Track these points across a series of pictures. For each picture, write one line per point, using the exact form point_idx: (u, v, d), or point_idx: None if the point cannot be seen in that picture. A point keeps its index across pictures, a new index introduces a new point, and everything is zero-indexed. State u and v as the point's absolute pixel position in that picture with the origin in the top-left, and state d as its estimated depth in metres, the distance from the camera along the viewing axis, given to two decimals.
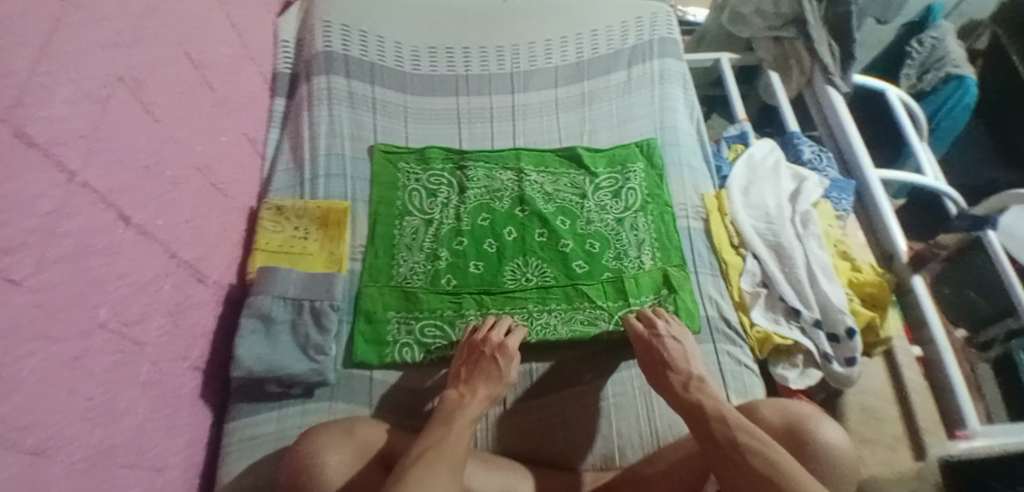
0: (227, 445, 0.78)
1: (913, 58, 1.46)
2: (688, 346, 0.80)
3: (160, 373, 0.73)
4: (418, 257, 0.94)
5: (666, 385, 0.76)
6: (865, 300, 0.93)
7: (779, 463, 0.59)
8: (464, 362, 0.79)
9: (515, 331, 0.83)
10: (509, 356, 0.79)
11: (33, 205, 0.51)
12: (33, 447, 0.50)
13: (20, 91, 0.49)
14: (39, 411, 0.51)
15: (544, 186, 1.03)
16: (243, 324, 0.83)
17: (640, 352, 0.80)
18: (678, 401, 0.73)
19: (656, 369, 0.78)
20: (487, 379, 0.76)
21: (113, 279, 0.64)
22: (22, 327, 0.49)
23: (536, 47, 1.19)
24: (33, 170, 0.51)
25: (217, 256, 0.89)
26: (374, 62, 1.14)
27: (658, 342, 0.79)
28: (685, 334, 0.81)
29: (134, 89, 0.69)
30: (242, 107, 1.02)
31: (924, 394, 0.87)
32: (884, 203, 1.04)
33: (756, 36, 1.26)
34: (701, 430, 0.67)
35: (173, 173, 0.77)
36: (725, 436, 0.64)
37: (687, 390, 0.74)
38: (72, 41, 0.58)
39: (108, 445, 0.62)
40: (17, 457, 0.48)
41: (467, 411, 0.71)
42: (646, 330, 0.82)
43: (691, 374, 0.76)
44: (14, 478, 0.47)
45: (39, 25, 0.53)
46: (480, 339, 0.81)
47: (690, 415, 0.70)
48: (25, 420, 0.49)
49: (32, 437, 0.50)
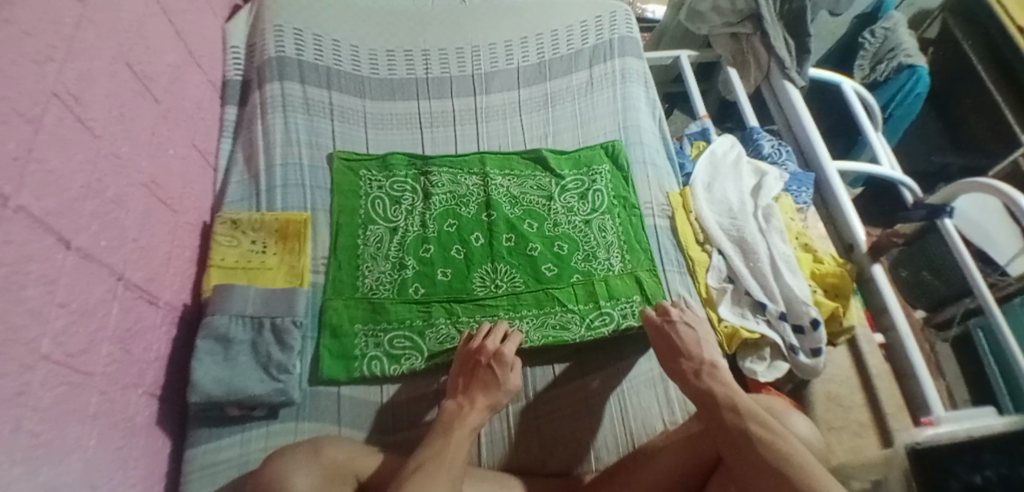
0: (187, 472, 0.74)
1: (866, 49, 1.52)
2: (701, 332, 0.80)
3: (112, 402, 0.69)
4: (383, 267, 0.91)
5: (677, 371, 0.76)
6: (828, 291, 0.96)
7: (792, 456, 0.56)
8: (461, 373, 0.78)
9: (511, 337, 0.81)
10: (506, 363, 0.77)
11: None
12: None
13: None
14: None
15: (510, 190, 1.01)
16: (198, 346, 0.79)
17: (654, 337, 0.81)
18: (689, 387, 0.73)
19: (668, 354, 0.78)
20: (486, 387, 0.75)
21: (55, 308, 0.60)
22: None
23: (496, 49, 1.17)
24: None
25: (168, 276, 0.84)
26: (329, 66, 1.11)
27: (672, 328, 0.80)
28: (699, 319, 0.81)
29: (72, 105, 0.65)
30: (190, 118, 0.97)
31: (887, 379, 0.91)
32: (842, 195, 1.07)
33: (714, 33, 1.28)
34: (712, 418, 0.66)
35: (116, 190, 0.73)
36: (735, 424, 0.63)
37: (698, 377, 0.73)
38: (3, 57, 0.54)
39: (55, 484, 0.58)
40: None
41: (468, 421, 0.70)
42: (660, 317, 0.82)
43: (705, 360, 0.75)
44: None
45: None
46: (476, 348, 0.79)
47: (701, 401, 0.69)
48: None
49: None
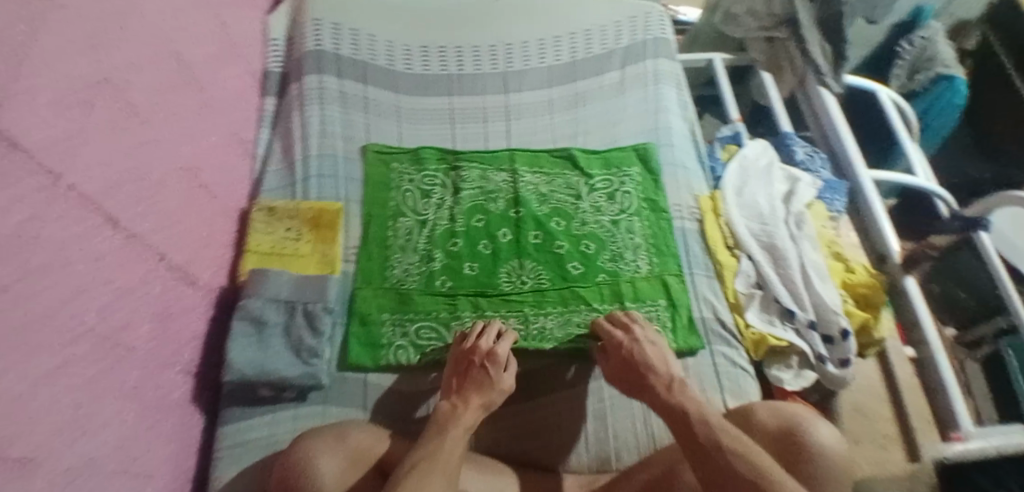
0: (219, 449, 0.76)
1: (904, 58, 1.47)
2: (665, 349, 0.78)
3: (150, 378, 0.72)
4: (412, 259, 0.93)
5: (645, 387, 0.73)
6: (858, 301, 0.95)
7: (765, 469, 0.58)
8: (454, 374, 0.77)
9: (504, 337, 0.81)
10: (499, 362, 0.76)
11: (13, 211, 0.49)
12: (21, 457, 0.49)
13: (4, 92, 0.48)
14: (24, 425, 0.50)
15: (538, 188, 1.02)
16: (235, 326, 0.82)
17: (615, 360, 0.78)
18: (661, 403, 0.70)
19: (634, 371, 0.75)
20: (478, 387, 0.74)
21: (100, 284, 0.62)
22: (5, 339, 0.48)
23: (529, 47, 1.18)
24: (11, 174, 0.49)
25: (207, 259, 0.87)
26: (365, 61, 1.13)
27: (636, 347, 0.77)
28: (660, 337, 0.79)
29: (121, 89, 0.68)
30: (231, 108, 1.00)
31: (916, 393, 0.91)
32: (876, 205, 1.06)
33: (748, 37, 1.26)
34: (683, 435, 0.65)
35: (160, 174, 0.76)
36: (708, 437, 0.62)
37: (670, 391, 0.70)
38: (56, 40, 0.57)
39: (95, 455, 0.61)
40: (5, 467, 0.47)
41: (461, 422, 0.69)
42: (623, 335, 0.79)
43: (672, 375, 0.73)
44: None
45: (19, 26, 0.51)
46: (469, 347, 0.78)
47: (673, 417, 0.67)
48: (9, 432, 0.48)
49: (18, 448, 0.49)
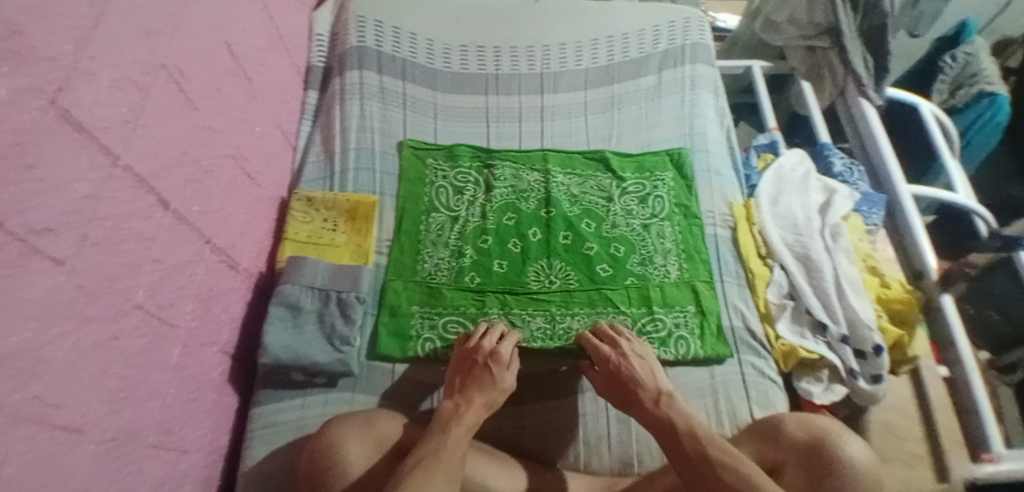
0: (252, 429, 0.79)
1: (945, 73, 1.45)
2: (653, 362, 0.78)
3: (191, 356, 0.75)
4: (443, 254, 0.95)
5: (633, 402, 0.74)
6: (892, 317, 0.93)
7: (754, 480, 0.60)
8: (457, 372, 0.78)
9: (507, 337, 0.81)
10: (502, 362, 0.77)
11: (72, 188, 0.52)
12: (65, 424, 0.52)
13: (65, 74, 0.51)
14: (70, 394, 0.53)
15: (570, 188, 1.03)
16: (271, 311, 0.84)
17: (603, 373, 0.78)
18: (649, 418, 0.71)
19: (623, 385, 0.75)
20: (481, 387, 0.74)
21: (150, 262, 0.65)
22: (57, 309, 0.50)
23: (566, 49, 1.19)
24: (69, 152, 0.52)
25: (248, 245, 0.90)
26: (405, 58, 1.15)
27: (624, 362, 0.77)
28: (649, 351, 0.80)
29: (176, 76, 0.71)
30: (276, 100, 1.03)
31: (947, 412, 0.89)
32: (914, 220, 1.03)
33: (788, 45, 1.25)
34: (672, 449, 0.67)
35: (208, 159, 0.79)
36: (695, 449, 0.65)
37: (657, 406, 0.72)
38: (117, 26, 0.59)
39: (137, 426, 0.64)
40: (49, 432, 0.50)
41: (465, 420, 0.69)
42: (611, 350, 0.79)
43: (660, 388, 0.74)
44: (38, 460, 0.48)
45: (84, 12, 0.54)
46: (472, 347, 0.79)
47: (661, 432, 0.69)
48: (56, 399, 0.51)
49: (62, 416, 0.52)
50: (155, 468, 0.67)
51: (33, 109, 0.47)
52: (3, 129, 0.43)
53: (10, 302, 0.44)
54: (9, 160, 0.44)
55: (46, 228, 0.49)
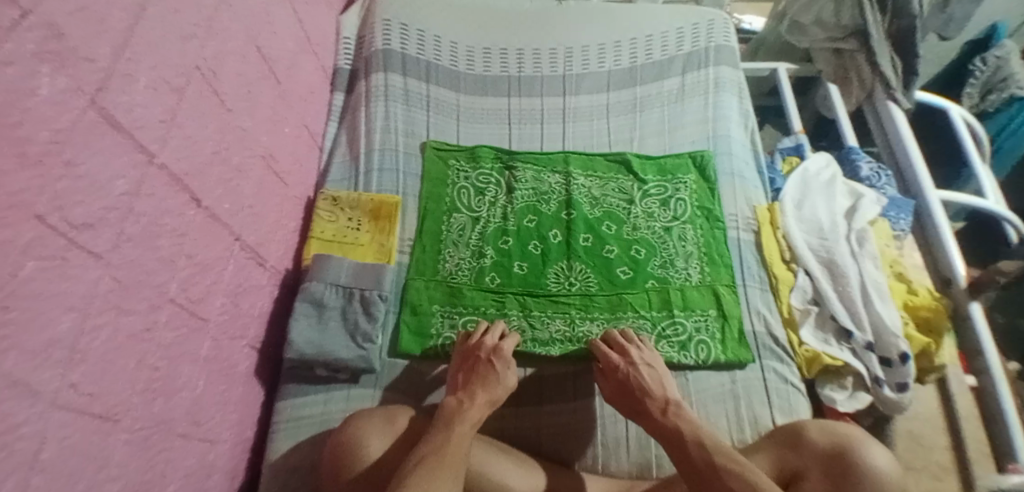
0: (277, 422, 0.82)
1: (976, 78, 1.41)
2: (663, 373, 0.78)
3: (220, 349, 0.77)
4: (463, 254, 0.95)
5: (642, 410, 0.74)
6: (920, 325, 0.91)
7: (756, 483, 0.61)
8: (461, 370, 0.79)
9: (509, 336, 0.83)
10: (505, 359, 0.78)
11: (111, 185, 0.54)
12: (100, 414, 0.54)
13: (104, 75, 0.53)
14: (106, 384, 0.55)
15: (591, 191, 1.03)
16: (297, 307, 0.86)
17: (611, 383, 0.78)
18: (655, 427, 0.72)
19: (632, 395, 0.76)
20: (484, 383, 0.75)
21: (183, 258, 0.67)
22: (95, 300, 0.52)
23: (589, 51, 1.19)
24: (109, 152, 0.54)
25: (276, 242, 0.92)
26: (429, 60, 1.17)
27: (633, 371, 0.77)
28: (657, 358, 0.80)
29: (209, 79, 0.73)
30: (304, 101, 1.06)
31: (974, 423, 0.87)
32: (942, 225, 1.02)
33: (815, 46, 1.24)
34: (679, 457, 0.67)
35: (239, 159, 0.81)
36: (702, 458, 0.65)
37: (665, 414, 0.72)
38: (154, 29, 0.61)
39: (169, 417, 0.66)
40: (85, 421, 0.52)
41: (468, 416, 0.70)
42: (621, 359, 0.79)
43: (668, 398, 0.74)
44: (72, 447, 0.50)
45: (121, 16, 0.56)
46: (474, 344, 0.80)
47: (669, 443, 0.69)
48: (92, 388, 0.53)
49: (99, 404, 0.54)
50: (184, 458, 0.69)
51: (74, 108, 0.49)
52: (43, 128, 0.45)
53: (48, 294, 0.46)
54: (50, 158, 0.46)
55: (84, 224, 0.51)
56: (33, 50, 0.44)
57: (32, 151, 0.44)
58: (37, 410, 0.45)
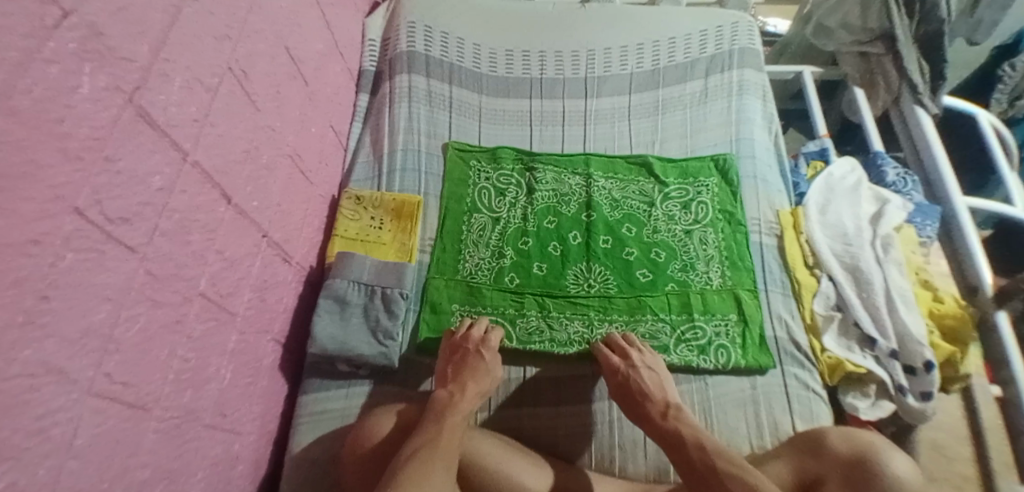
0: (301, 415, 0.83)
1: (1005, 83, 1.36)
2: (664, 375, 0.79)
3: (247, 343, 0.78)
4: (483, 254, 0.96)
5: (641, 414, 0.75)
6: (944, 334, 0.89)
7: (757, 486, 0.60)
8: (449, 362, 0.80)
9: (493, 330, 0.85)
10: (492, 350, 0.81)
11: (147, 181, 0.56)
12: (132, 402, 0.56)
13: (142, 74, 0.55)
14: (138, 374, 0.56)
15: (612, 193, 1.03)
16: (321, 304, 0.88)
17: (613, 385, 0.78)
18: (656, 430, 0.72)
19: (632, 398, 0.76)
20: (474, 374, 0.77)
21: (213, 253, 0.69)
22: (130, 291, 0.54)
23: (610, 54, 1.19)
24: (145, 148, 0.55)
25: (301, 239, 0.94)
26: (452, 62, 1.18)
27: (633, 373, 0.77)
28: (657, 362, 0.80)
29: (240, 79, 0.75)
30: (330, 102, 1.07)
31: (999, 435, 0.86)
32: (970, 233, 1.00)
33: (842, 50, 1.22)
34: (678, 458, 0.67)
35: (268, 158, 0.83)
36: (701, 460, 0.65)
37: (665, 417, 0.73)
38: (189, 30, 0.63)
39: (197, 407, 0.67)
40: (118, 409, 0.54)
41: (460, 408, 0.71)
42: (621, 360, 0.80)
43: (668, 401, 0.75)
44: (106, 433, 0.52)
45: (158, 17, 0.57)
46: (461, 338, 0.82)
47: (669, 446, 0.70)
48: (126, 377, 0.55)
49: (131, 392, 0.55)
50: (210, 447, 0.71)
51: (113, 106, 0.50)
52: (84, 124, 0.47)
53: (86, 285, 0.48)
54: (90, 153, 0.47)
55: (121, 218, 0.52)
56: (74, 48, 0.45)
57: (72, 146, 0.45)
58: (73, 397, 0.47)
